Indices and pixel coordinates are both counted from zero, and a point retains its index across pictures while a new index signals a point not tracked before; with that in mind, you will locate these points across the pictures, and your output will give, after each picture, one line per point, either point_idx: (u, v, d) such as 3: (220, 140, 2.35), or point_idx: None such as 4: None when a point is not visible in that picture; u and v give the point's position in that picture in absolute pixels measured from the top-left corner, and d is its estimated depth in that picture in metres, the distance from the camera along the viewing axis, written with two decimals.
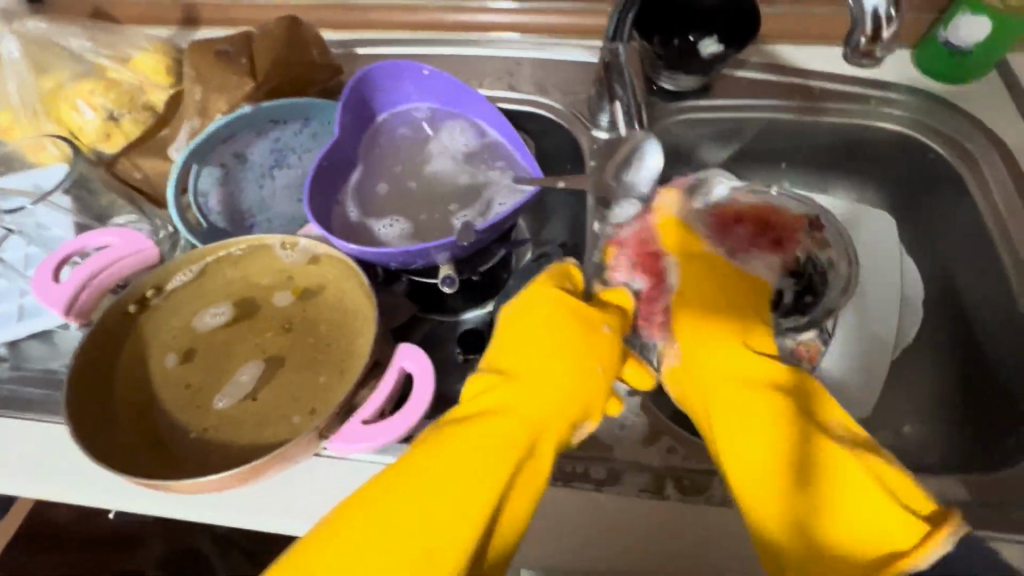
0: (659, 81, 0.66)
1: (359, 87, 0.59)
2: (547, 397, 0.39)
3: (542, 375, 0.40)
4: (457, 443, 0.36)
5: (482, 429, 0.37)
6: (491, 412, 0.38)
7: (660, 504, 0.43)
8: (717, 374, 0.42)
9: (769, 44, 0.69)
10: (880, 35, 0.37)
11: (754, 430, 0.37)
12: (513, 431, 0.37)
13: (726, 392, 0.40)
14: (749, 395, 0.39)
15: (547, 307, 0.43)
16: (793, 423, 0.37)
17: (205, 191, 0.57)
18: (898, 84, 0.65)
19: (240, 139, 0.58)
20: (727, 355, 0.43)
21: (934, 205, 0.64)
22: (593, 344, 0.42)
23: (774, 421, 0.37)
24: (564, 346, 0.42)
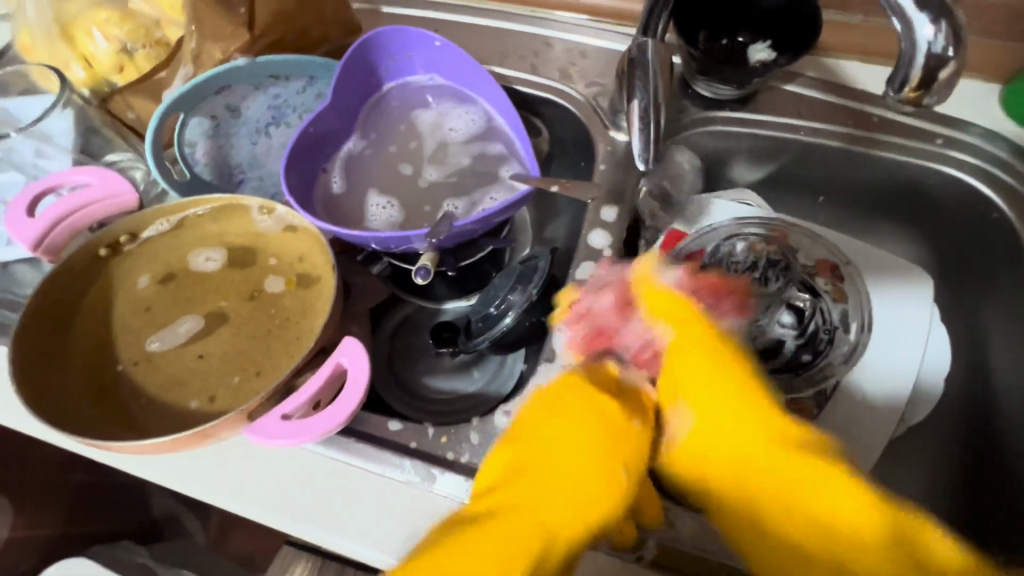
0: (694, 85, 0.60)
1: (363, 53, 0.56)
2: (579, 479, 0.33)
3: (556, 467, 0.34)
4: (495, 536, 0.31)
5: (486, 542, 0.31)
6: (505, 514, 0.32)
7: (585, 553, 0.40)
8: (731, 450, 0.34)
9: (831, 57, 0.61)
10: (935, 77, 0.33)
11: (814, 536, 0.32)
12: (525, 524, 0.32)
13: (761, 476, 0.33)
14: (805, 484, 0.32)
15: (575, 401, 0.36)
16: (859, 521, 0.31)
17: (193, 141, 0.56)
18: (973, 125, 0.56)
19: (235, 91, 0.55)
20: (749, 421, 0.34)
21: (987, 272, 0.55)
22: (619, 445, 0.34)
23: (840, 523, 0.31)
24: (592, 436, 0.34)
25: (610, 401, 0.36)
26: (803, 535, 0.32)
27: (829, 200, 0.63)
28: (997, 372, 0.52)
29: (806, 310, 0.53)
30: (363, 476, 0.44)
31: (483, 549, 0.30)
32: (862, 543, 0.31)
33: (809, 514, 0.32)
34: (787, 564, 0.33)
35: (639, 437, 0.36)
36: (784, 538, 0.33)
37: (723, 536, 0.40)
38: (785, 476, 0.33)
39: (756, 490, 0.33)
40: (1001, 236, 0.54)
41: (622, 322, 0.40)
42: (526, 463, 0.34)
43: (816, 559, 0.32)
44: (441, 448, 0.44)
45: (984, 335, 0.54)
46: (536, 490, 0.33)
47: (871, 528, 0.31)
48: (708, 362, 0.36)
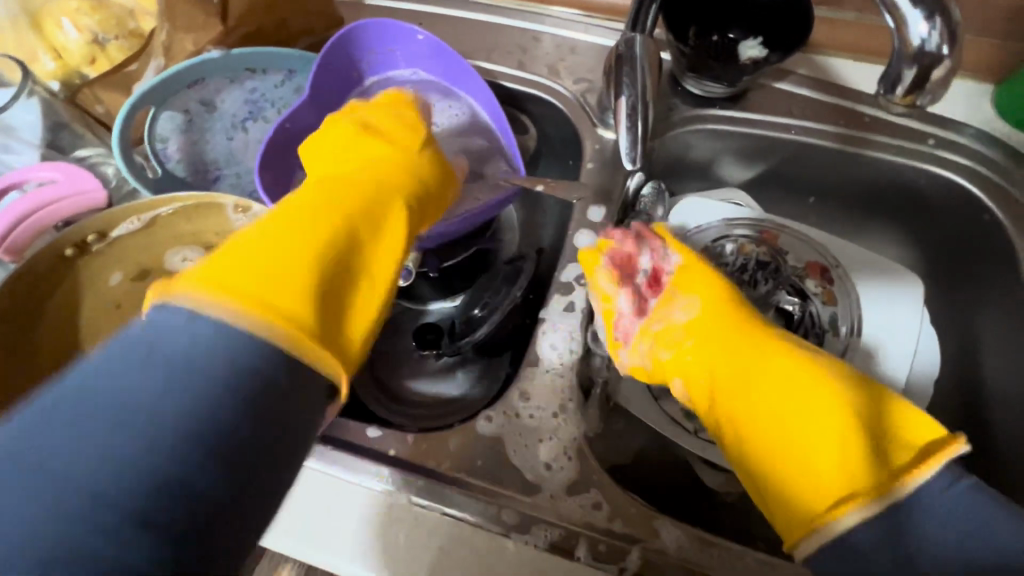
0: (684, 82, 0.58)
1: (341, 46, 0.54)
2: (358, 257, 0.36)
3: (303, 218, 0.35)
4: (265, 238, 0.33)
5: (277, 232, 0.33)
6: (256, 239, 0.33)
7: (568, 565, 0.39)
8: (722, 351, 0.41)
9: (823, 55, 0.60)
10: (929, 75, 0.32)
11: (782, 406, 0.37)
12: (265, 244, 0.32)
13: (750, 364, 0.40)
14: (778, 362, 0.39)
15: (371, 146, 0.45)
16: (823, 393, 0.37)
17: (165, 136, 0.53)
18: (965, 126, 0.55)
19: (209, 85, 0.53)
20: (734, 321, 0.43)
21: (978, 274, 0.55)
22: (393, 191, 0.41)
23: (807, 396, 0.37)
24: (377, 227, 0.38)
25: (397, 203, 0.41)
26: (774, 411, 0.37)
27: (820, 201, 0.62)
28: (988, 375, 0.51)
29: (795, 313, 0.52)
30: (340, 486, 0.43)
31: (291, 226, 0.34)
32: (827, 411, 0.36)
33: (783, 391, 0.37)
34: (755, 437, 0.37)
35: (415, 209, 0.42)
36: (753, 409, 0.38)
37: (707, 545, 0.40)
38: (774, 366, 0.39)
39: (756, 392, 0.38)
40: (993, 238, 0.53)
41: (638, 246, 0.48)
42: (282, 214, 0.35)
43: (776, 421, 0.37)
44: (422, 456, 0.43)
45: (975, 337, 0.53)
46: (321, 235, 0.34)
47: (826, 397, 0.36)
48: (701, 276, 0.47)
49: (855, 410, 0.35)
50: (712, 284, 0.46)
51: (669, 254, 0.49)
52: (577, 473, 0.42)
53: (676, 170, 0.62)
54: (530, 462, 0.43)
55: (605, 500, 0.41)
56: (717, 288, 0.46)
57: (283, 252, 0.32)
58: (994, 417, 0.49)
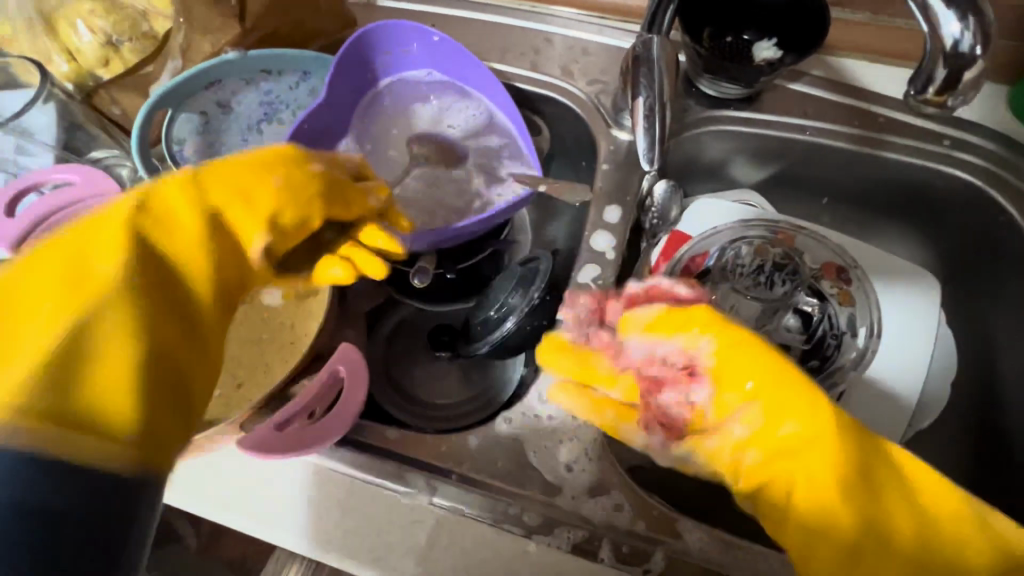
0: (699, 84, 0.59)
1: (357, 48, 0.54)
2: (187, 242, 0.33)
3: (223, 199, 0.34)
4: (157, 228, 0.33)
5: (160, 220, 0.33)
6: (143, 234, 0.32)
7: (591, 567, 0.39)
8: (806, 470, 0.35)
9: (837, 56, 0.60)
10: (959, 78, 0.32)
11: (878, 548, 0.34)
12: (181, 243, 0.33)
13: (846, 495, 0.34)
14: (875, 498, 0.35)
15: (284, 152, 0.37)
16: (936, 536, 0.34)
17: (182, 138, 0.53)
18: (980, 127, 0.55)
19: (225, 86, 0.54)
20: (838, 442, 0.35)
21: (993, 275, 0.55)
22: (271, 166, 0.36)
23: (906, 545, 0.34)
24: (184, 212, 0.33)
25: (204, 216, 0.34)
26: (863, 550, 0.34)
27: (833, 202, 0.62)
28: (1004, 375, 0.51)
29: (814, 315, 0.52)
30: (358, 487, 0.43)
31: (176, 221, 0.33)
32: (916, 549, 0.34)
33: (871, 533, 0.34)
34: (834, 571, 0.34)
35: (335, 196, 0.38)
36: (842, 548, 0.34)
37: (730, 547, 0.39)
38: (873, 503, 0.35)
39: (825, 531, 0.34)
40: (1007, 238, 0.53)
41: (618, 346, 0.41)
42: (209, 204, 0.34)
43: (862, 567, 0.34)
44: (442, 457, 0.43)
45: (990, 338, 0.54)
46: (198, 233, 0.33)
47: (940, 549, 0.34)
48: (790, 385, 0.37)
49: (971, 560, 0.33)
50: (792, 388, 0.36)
51: (689, 342, 0.38)
52: (597, 474, 0.42)
53: (689, 171, 0.62)
54: (550, 463, 0.43)
55: (628, 501, 0.41)
56: (769, 362, 0.37)
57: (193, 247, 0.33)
58: (1011, 418, 0.49)
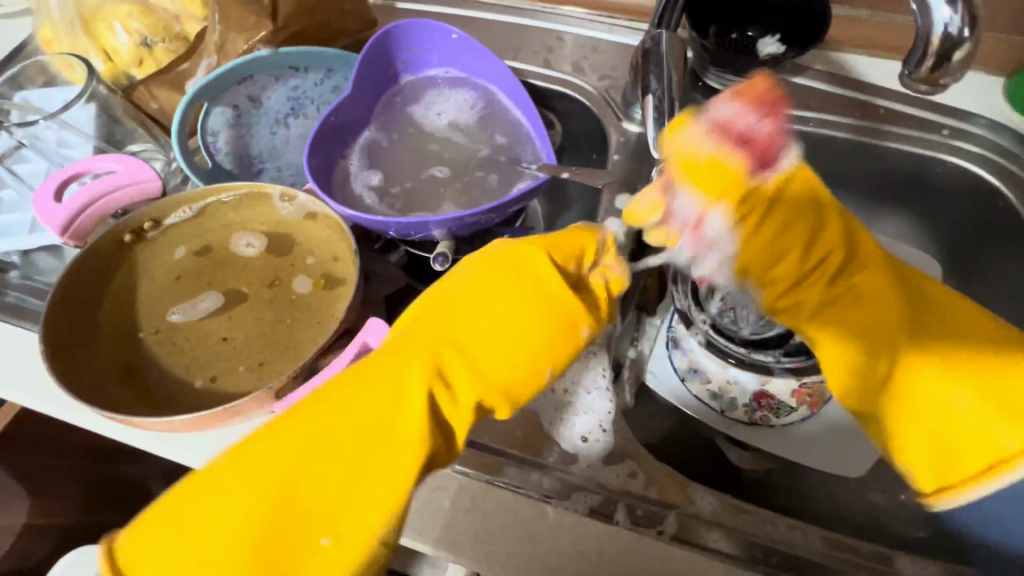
0: (706, 78, 0.61)
1: (380, 45, 0.57)
2: (388, 456, 0.29)
3: (455, 337, 0.31)
4: (350, 426, 0.29)
5: (357, 414, 0.29)
6: (363, 402, 0.29)
7: (607, 529, 0.41)
8: (782, 355, 0.38)
9: (840, 51, 0.62)
10: (950, 57, 0.35)
11: (845, 421, 0.36)
12: (399, 418, 0.29)
13: (782, 372, 0.38)
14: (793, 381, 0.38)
15: (527, 268, 0.33)
16: (855, 397, 0.35)
17: (215, 130, 0.56)
18: (979, 116, 0.57)
19: (256, 81, 0.56)
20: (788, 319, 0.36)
21: (994, 259, 0.57)
22: (558, 343, 0.32)
23: (845, 410, 0.36)
24: (409, 391, 0.30)
25: (441, 365, 0.30)
26: (818, 425, 0.37)
27: (836, 192, 0.64)
28: None
29: None
30: None
31: (353, 428, 0.29)
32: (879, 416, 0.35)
33: (840, 425, 0.36)
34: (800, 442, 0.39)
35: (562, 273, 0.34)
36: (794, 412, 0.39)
37: (740, 511, 0.41)
38: (827, 392, 0.36)
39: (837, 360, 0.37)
40: (1006, 223, 0.56)
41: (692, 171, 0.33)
42: (417, 343, 0.31)
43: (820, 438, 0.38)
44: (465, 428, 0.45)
45: (990, 319, 0.55)
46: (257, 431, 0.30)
47: (842, 408, 0.36)
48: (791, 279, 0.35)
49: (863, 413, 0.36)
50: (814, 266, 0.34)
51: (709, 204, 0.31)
52: (611, 444, 0.45)
53: None
54: (567, 433, 0.45)
55: (640, 469, 0.44)
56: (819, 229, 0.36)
57: (376, 426, 0.29)
58: None
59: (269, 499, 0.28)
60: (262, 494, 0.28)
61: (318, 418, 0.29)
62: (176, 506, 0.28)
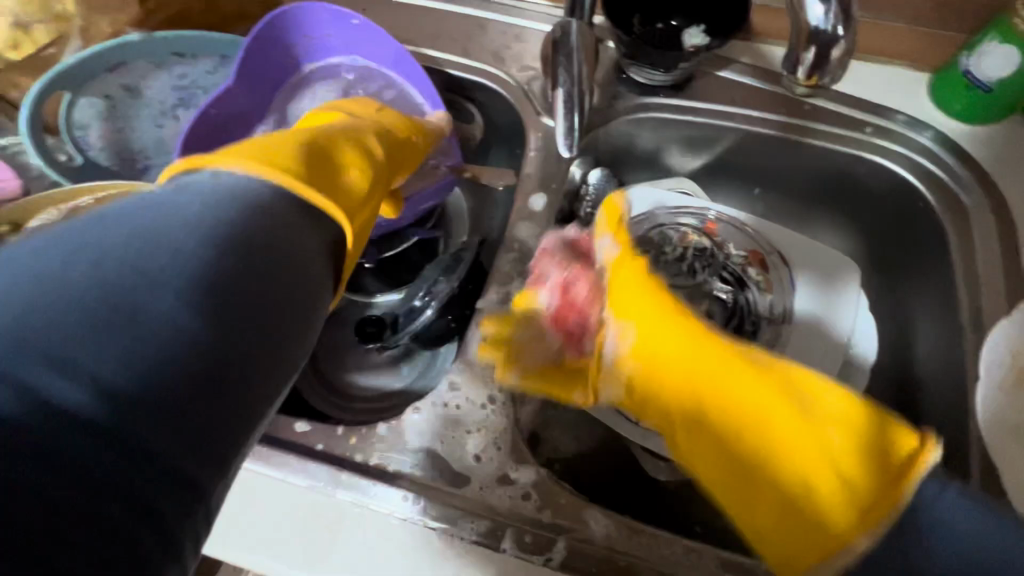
0: (628, 71, 0.58)
1: (270, 30, 0.52)
2: (327, 167, 0.37)
3: (332, 141, 0.40)
4: (305, 152, 0.37)
5: (308, 150, 0.37)
6: (301, 143, 0.37)
7: (492, 556, 0.39)
8: (690, 374, 0.36)
9: (766, 44, 0.60)
10: (824, 46, 0.34)
11: (774, 464, 0.34)
12: (338, 167, 0.38)
13: (689, 410, 0.37)
14: (708, 434, 0.36)
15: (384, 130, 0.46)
16: (769, 394, 0.34)
17: (84, 124, 0.51)
18: (898, 113, 0.55)
19: (133, 69, 0.52)
20: (674, 329, 0.37)
21: (914, 259, 0.55)
22: (400, 159, 0.46)
23: (774, 417, 0.34)
24: (341, 153, 0.39)
25: (353, 150, 0.40)
26: (755, 473, 0.34)
27: (764, 192, 0.63)
28: (920, 357, 0.52)
29: (729, 301, 0.53)
30: (265, 484, 0.42)
31: (316, 157, 0.37)
32: (825, 448, 0.33)
33: (761, 465, 0.34)
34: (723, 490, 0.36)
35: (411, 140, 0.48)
36: (721, 461, 0.35)
37: (634, 534, 0.39)
38: (750, 399, 0.34)
39: (745, 432, 0.34)
40: (925, 223, 0.54)
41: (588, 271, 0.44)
42: (310, 140, 0.38)
43: (744, 480, 0.35)
44: (351, 450, 0.42)
45: (908, 323, 0.54)
46: (240, 145, 0.35)
47: (775, 420, 0.34)
48: (642, 283, 0.39)
49: (800, 425, 0.33)
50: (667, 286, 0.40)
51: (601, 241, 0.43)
52: (503, 463, 0.42)
53: (625, 159, 0.62)
54: (458, 451, 0.42)
55: (535, 490, 0.41)
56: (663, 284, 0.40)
57: (325, 166, 0.37)
58: (925, 401, 0.50)
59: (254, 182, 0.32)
60: (234, 196, 0.31)
61: (249, 151, 0.34)
62: (205, 176, 0.32)
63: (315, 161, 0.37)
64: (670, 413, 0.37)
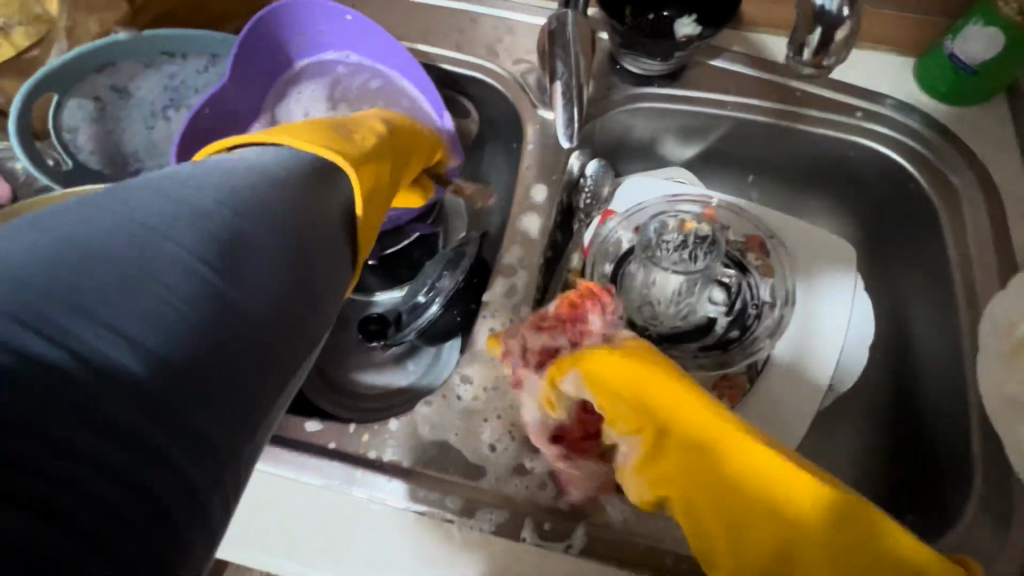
0: (622, 61, 0.58)
1: (262, 26, 0.51)
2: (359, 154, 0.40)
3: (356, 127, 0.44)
4: (331, 142, 0.40)
5: (334, 138, 0.40)
6: (330, 133, 0.40)
7: (513, 545, 0.39)
8: (707, 492, 0.35)
9: (756, 33, 0.61)
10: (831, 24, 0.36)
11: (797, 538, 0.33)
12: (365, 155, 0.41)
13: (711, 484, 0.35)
14: (732, 501, 0.34)
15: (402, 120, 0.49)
16: (790, 494, 0.33)
17: (74, 126, 0.50)
18: (887, 96, 0.56)
19: (121, 68, 0.50)
20: (690, 454, 0.35)
21: (906, 240, 0.57)
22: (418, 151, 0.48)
23: (795, 534, 0.33)
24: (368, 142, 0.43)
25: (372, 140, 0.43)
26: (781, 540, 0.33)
27: (758, 179, 0.64)
28: (916, 334, 0.53)
29: (732, 286, 0.53)
30: (280, 483, 0.41)
31: (341, 145, 0.40)
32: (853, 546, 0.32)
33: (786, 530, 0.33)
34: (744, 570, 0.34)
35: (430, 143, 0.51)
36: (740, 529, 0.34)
37: (652, 517, 0.40)
38: (764, 500, 0.34)
39: (767, 505, 0.34)
40: (916, 203, 0.56)
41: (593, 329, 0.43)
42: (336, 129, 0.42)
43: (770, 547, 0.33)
44: (364, 448, 0.42)
45: (903, 301, 0.56)
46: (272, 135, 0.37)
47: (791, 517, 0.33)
48: (648, 392, 0.36)
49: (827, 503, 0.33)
50: (677, 402, 0.36)
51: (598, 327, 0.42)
52: (518, 453, 0.42)
53: (622, 149, 0.63)
54: (473, 443, 0.42)
55: (551, 479, 0.41)
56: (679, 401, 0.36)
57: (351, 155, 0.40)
58: (923, 375, 0.51)
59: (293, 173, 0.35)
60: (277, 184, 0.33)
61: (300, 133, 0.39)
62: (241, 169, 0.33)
63: (343, 147, 0.40)
64: (693, 495, 0.35)
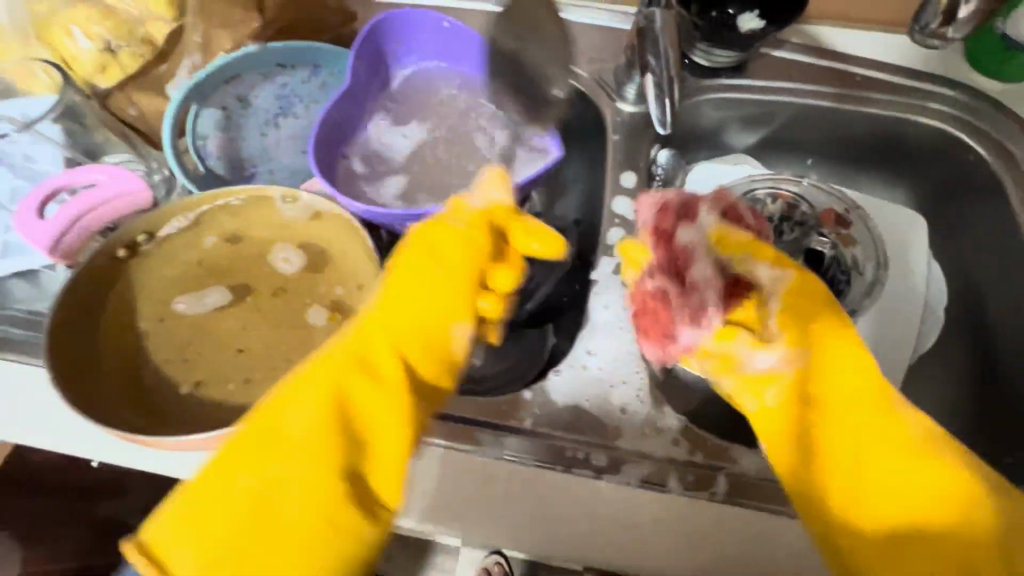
0: (692, 55, 0.62)
1: (370, 38, 0.55)
2: (381, 405, 0.36)
3: (404, 316, 0.38)
4: (359, 382, 0.36)
5: (358, 369, 0.36)
6: (356, 367, 0.36)
7: (660, 496, 0.42)
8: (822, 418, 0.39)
9: (812, 25, 0.65)
10: None
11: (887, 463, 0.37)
12: (389, 382, 0.36)
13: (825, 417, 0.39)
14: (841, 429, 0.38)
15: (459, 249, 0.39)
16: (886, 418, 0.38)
17: (205, 134, 0.53)
18: (939, 76, 0.61)
19: (245, 81, 0.55)
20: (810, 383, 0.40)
21: (965, 210, 0.61)
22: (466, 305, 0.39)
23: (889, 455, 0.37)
24: (400, 364, 0.37)
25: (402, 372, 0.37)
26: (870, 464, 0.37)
27: (817, 162, 0.68)
28: (988, 295, 0.57)
29: (825, 253, 0.58)
30: (429, 450, 0.44)
31: (370, 404, 0.36)
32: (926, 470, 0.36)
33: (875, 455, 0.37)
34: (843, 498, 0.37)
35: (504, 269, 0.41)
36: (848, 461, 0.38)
37: None
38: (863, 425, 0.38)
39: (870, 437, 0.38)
40: (976, 175, 0.60)
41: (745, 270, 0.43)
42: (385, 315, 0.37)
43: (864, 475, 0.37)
44: (506, 415, 0.45)
45: (970, 266, 0.60)
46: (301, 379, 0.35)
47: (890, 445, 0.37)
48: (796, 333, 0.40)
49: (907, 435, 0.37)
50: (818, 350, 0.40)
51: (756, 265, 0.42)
52: (650, 414, 0.45)
53: (692, 139, 0.67)
54: (607, 407, 0.45)
55: (684, 436, 0.44)
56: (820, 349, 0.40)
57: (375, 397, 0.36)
58: (999, 333, 0.55)
59: (311, 436, 0.33)
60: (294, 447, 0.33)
61: (319, 387, 0.34)
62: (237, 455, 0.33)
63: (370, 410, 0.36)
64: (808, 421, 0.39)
